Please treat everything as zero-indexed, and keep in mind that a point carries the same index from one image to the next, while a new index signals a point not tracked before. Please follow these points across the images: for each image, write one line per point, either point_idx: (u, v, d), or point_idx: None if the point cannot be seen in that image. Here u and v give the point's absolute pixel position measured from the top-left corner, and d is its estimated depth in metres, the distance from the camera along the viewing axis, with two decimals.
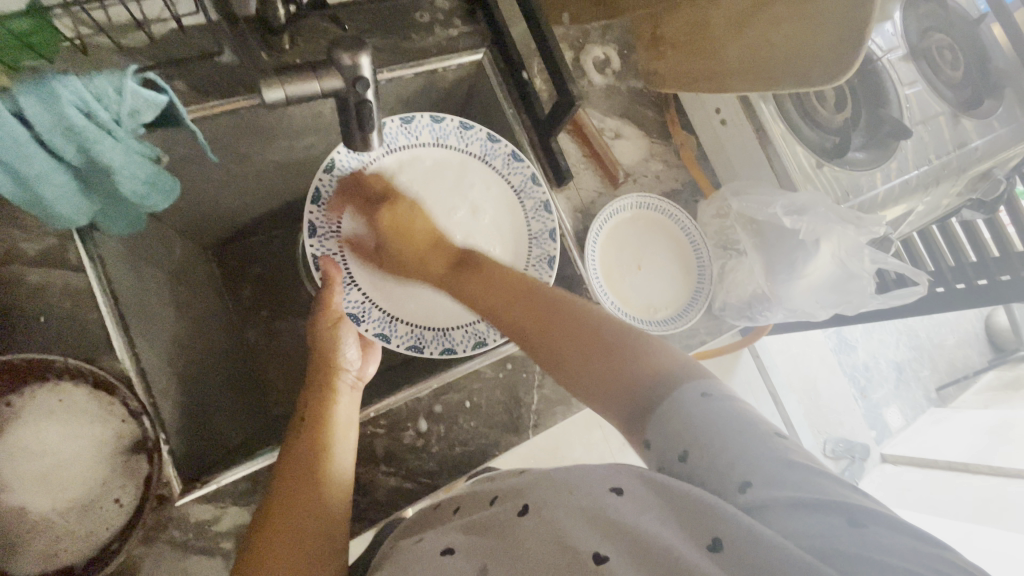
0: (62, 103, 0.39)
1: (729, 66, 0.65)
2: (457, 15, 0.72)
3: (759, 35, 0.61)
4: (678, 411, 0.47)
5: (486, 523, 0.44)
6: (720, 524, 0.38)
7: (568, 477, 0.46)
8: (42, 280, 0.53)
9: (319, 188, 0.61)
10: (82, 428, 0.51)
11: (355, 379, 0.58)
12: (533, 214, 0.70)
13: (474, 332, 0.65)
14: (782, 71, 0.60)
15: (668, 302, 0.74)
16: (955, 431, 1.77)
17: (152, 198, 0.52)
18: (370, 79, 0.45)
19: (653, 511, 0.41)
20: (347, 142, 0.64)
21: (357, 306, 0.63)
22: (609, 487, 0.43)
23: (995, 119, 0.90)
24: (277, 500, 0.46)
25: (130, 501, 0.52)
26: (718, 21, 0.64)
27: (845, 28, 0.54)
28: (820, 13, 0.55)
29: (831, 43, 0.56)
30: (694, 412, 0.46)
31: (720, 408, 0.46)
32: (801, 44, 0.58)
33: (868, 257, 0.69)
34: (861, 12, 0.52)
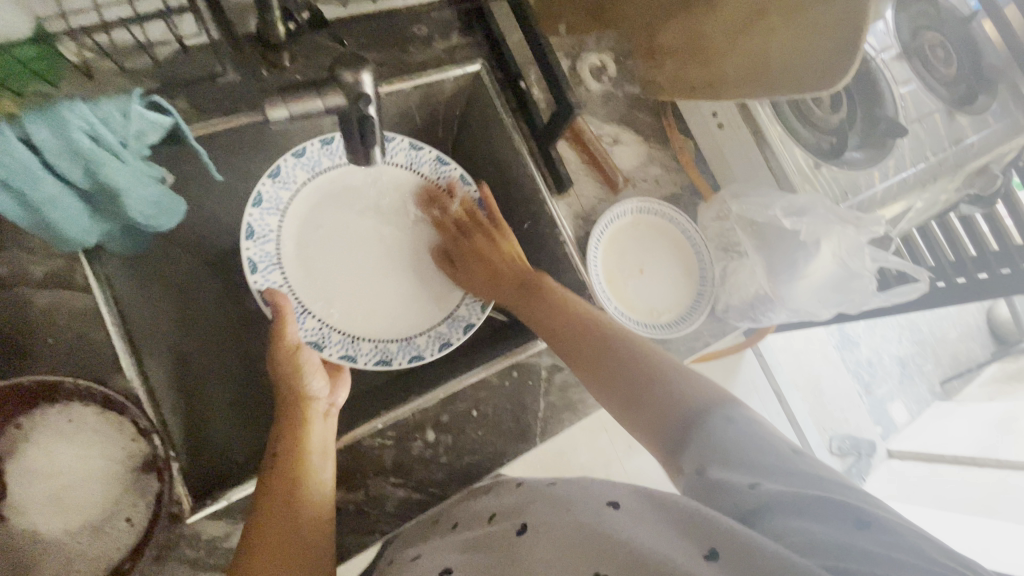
0: (69, 127, 0.40)
1: (724, 73, 0.66)
2: (454, 28, 0.73)
3: (751, 44, 0.62)
4: (704, 436, 0.48)
5: (477, 543, 0.45)
6: (719, 534, 0.38)
7: (568, 493, 0.47)
8: (51, 301, 0.54)
9: (252, 224, 0.63)
10: (93, 448, 0.52)
11: (325, 406, 0.57)
12: (473, 209, 0.75)
13: (436, 335, 0.70)
14: (777, 80, 0.61)
15: (670, 305, 0.74)
16: (960, 425, 1.77)
17: (157, 220, 0.52)
18: (371, 95, 0.45)
19: (651, 520, 0.42)
20: (271, 170, 0.64)
21: (317, 333, 0.66)
22: (605, 502, 0.45)
23: (989, 114, 0.91)
24: (253, 537, 0.45)
25: (142, 519, 0.52)
26: (711, 28, 0.64)
27: (838, 37, 0.55)
28: (816, 20, 0.56)
29: (824, 52, 0.56)
30: (720, 436, 0.47)
31: (739, 434, 0.46)
32: (795, 53, 0.59)
33: (869, 256, 0.69)
34: (854, 21, 0.53)
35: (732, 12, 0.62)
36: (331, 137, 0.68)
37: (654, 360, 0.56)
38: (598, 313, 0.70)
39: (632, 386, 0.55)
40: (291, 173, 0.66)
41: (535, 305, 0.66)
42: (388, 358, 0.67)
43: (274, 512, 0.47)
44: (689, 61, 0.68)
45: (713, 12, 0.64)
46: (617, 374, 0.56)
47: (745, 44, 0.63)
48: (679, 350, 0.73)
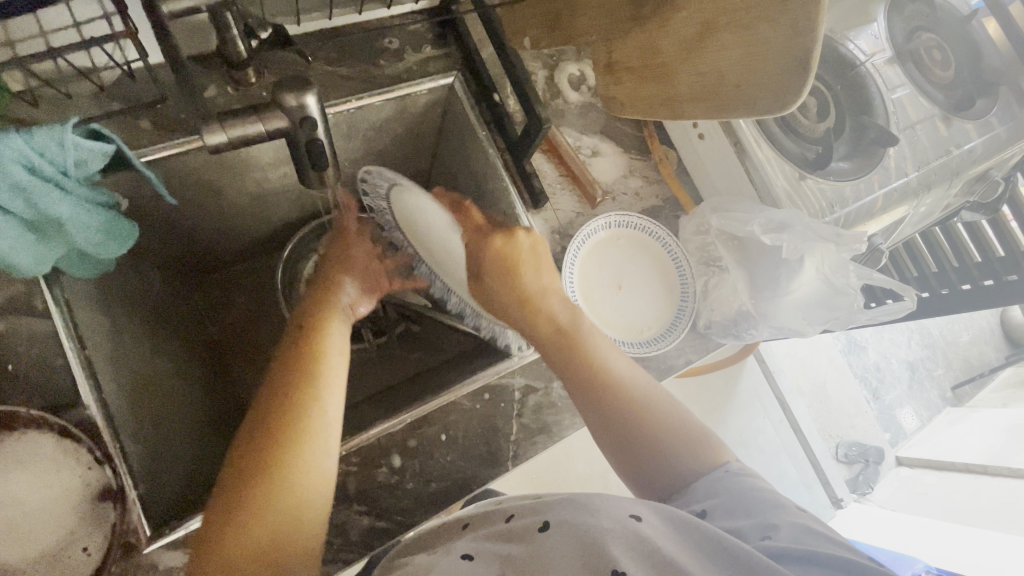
0: (3, 162, 0.39)
1: (681, 91, 0.64)
2: (427, 40, 0.71)
3: (707, 58, 0.60)
4: (716, 484, 0.51)
5: (502, 537, 0.44)
6: (745, 564, 0.39)
7: (590, 499, 0.45)
8: (8, 327, 0.53)
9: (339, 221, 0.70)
10: (48, 477, 0.51)
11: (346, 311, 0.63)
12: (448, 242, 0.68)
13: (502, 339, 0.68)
14: (733, 94, 0.59)
15: (651, 320, 0.72)
16: (970, 433, 1.72)
17: (109, 245, 0.51)
18: (316, 118, 0.44)
19: (683, 544, 0.41)
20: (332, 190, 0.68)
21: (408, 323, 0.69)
22: (629, 514, 0.43)
23: (989, 118, 0.87)
24: (254, 454, 0.45)
25: (98, 550, 0.51)
26: (668, 43, 0.63)
27: (789, 52, 0.53)
28: (765, 37, 0.55)
29: (776, 65, 0.54)
30: (725, 482, 0.50)
31: (743, 483, 0.50)
32: (753, 67, 0.56)
33: (853, 272, 0.67)
34: (804, 37, 0.52)
35: (684, 26, 0.61)
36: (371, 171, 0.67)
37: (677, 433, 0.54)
38: None
39: (626, 429, 0.53)
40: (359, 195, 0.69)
41: (550, 328, 0.58)
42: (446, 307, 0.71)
43: (251, 491, 0.43)
44: (649, 78, 0.66)
45: (666, 29, 0.63)
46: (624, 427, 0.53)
47: (701, 59, 0.61)
48: (660, 367, 0.70)
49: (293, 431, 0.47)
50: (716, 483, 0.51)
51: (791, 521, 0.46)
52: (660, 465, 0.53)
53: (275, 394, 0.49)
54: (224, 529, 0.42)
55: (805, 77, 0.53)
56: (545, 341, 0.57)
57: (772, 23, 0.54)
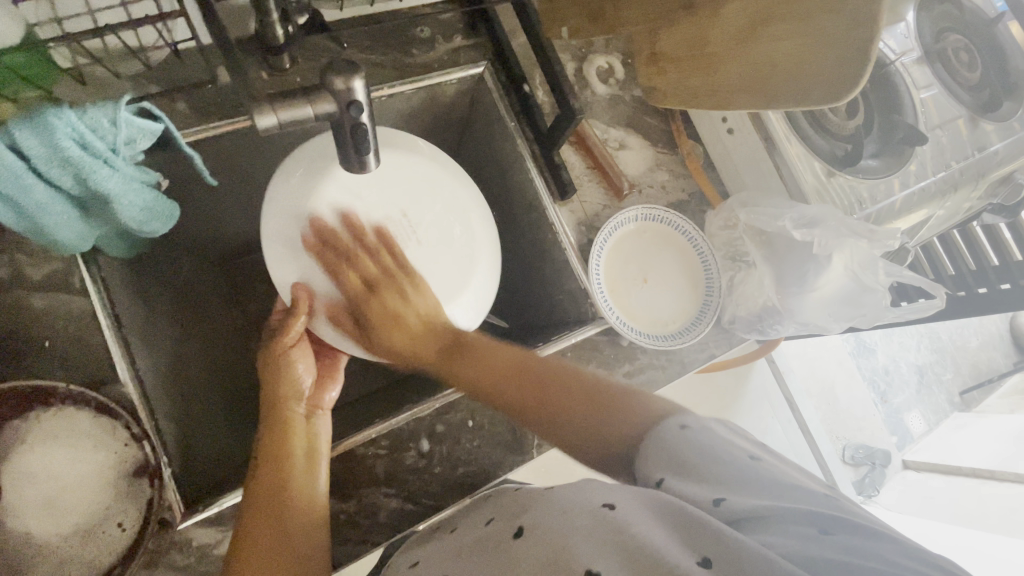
0: (57, 134, 0.39)
1: (728, 83, 0.64)
2: (458, 30, 0.72)
3: (760, 47, 0.60)
4: (662, 445, 0.45)
5: (474, 548, 0.44)
6: (706, 538, 0.37)
7: (562, 497, 0.45)
8: (47, 304, 0.53)
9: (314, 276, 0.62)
10: (85, 453, 0.51)
11: (309, 406, 0.57)
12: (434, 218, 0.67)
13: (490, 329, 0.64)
14: (783, 86, 0.59)
15: (675, 315, 0.72)
16: (978, 437, 1.72)
17: (151, 224, 0.52)
18: (362, 101, 0.44)
19: (651, 522, 0.39)
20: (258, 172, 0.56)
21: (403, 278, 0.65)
22: (602, 503, 0.41)
23: (1014, 121, 0.87)
24: (248, 511, 0.47)
25: (133, 525, 0.51)
26: (717, 35, 0.63)
27: (846, 41, 0.53)
28: (823, 28, 0.54)
29: (830, 55, 0.54)
30: (676, 441, 0.44)
31: (693, 442, 0.43)
32: (806, 57, 0.56)
33: (882, 270, 0.67)
34: (868, 25, 0.51)
35: (739, 17, 0.61)
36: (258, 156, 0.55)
37: (594, 393, 0.52)
38: (598, 323, 0.68)
39: (568, 396, 0.52)
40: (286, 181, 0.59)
41: (478, 363, 0.57)
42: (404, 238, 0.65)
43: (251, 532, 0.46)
44: (689, 69, 0.67)
45: (718, 20, 0.63)
46: (559, 402, 0.52)
47: (753, 48, 0.60)
48: (683, 361, 0.71)
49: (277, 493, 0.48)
50: (664, 444, 0.45)
51: (757, 471, 0.42)
52: (587, 412, 0.51)
53: (259, 468, 0.51)
54: None
55: (860, 72, 0.52)
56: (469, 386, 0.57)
57: (832, 14, 0.53)
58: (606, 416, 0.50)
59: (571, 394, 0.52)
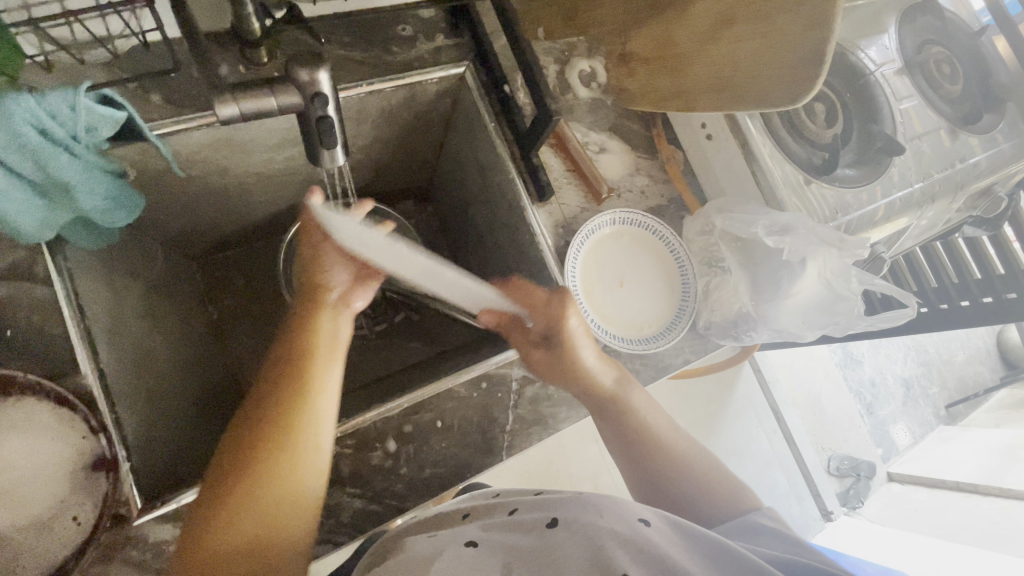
0: (14, 120, 0.39)
1: (695, 83, 0.65)
2: (440, 29, 0.72)
3: (724, 49, 0.61)
4: (741, 524, 0.54)
5: (508, 527, 0.46)
6: (742, 569, 0.41)
7: (604, 503, 0.46)
8: (8, 293, 0.53)
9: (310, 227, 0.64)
10: (43, 444, 0.50)
11: (333, 340, 0.58)
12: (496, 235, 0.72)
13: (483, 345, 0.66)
14: (744, 87, 0.60)
15: (652, 318, 0.72)
16: (963, 451, 1.73)
17: (111, 212, 0.51)
18: (328, 93, 0.44)
19: (680, 544, 0.43)
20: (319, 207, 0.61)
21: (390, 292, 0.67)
22: (636, 518, 0.44)
23: (995, 134, 0.88)
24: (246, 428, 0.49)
25: (87, 519, 0.51)
26: (686, 37, 0.64)
27: (798, 43, 0.55)
28: (784, 28, 0.55)
29: (783, 58, 0.56)
30: (748, 526, 0.54)
31: (763, 532, 0.52)
32: (763, 62, 0.58)
33: (855, 278, 0.67)
34: (818, 29, 0.53)
35: (704, 19, 0.62)
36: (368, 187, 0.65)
37: (692, 466, 0.60)
38: None
39: (645, 471, 0.61)
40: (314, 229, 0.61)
41: (597, 400, 0.63)
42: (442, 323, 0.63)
43: (251, 449, 0.48)
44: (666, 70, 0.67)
45: (686, 20, 0.64)
46: (658, 472, 0.60)
47: (717, 50, 0.62)
48: (658, 366, 0.70)
49: (277, 423, 0.49)
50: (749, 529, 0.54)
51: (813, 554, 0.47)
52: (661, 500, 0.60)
53: (269, 385, 0.52)
54: (205, 517, 0.44)
55: (818, 70, 0.54)
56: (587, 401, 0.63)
57: (789, 16, 0.55)
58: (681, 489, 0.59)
59: (664, 464, 0.61)
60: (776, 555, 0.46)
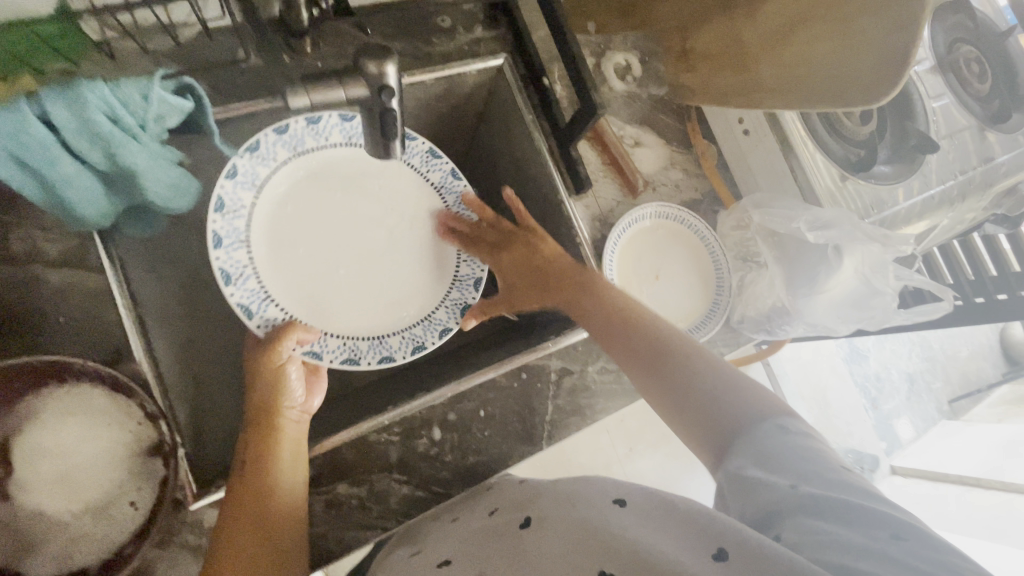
0: (87, 108, 0.39)
1: (760, 82, 0.65)
2: (479, 20, 0.72)
3: (794, 50, 0.61)
4: (766, 441, 0.49)
5: (484, 534, 0.46)
6: (725, 536, 0.39)
7: (571, 491, 0.48)
8: (64, 281, 0.53)
9: (222, 268, 0.56)
10: (99, 429, 0.51)
11: (300, 413, 0.56)
12: (427, 169, 0.71)
13: (410, 338, 0.67)
14: (814, 90, 0.60)
15: (685, 312, 0.72)
16: (967, 445, 1.75)
17: (173, 202, 0.52)
18: (394, 87, 0.44)
19: (653, 519, 0.42)
20: (229, 168, 0.56)
21: (345, 350, 0.63)
22: (609, 500, 0.45)
23: (1023, 133, 0.89)
24: (230, 516, 0.47)
25: (145, 504, 0.51)
26: (754, 35, 0.64)
27: (883, 50, 0.53)
28: (864, 30, 0.54)
29: (864, 61, 0.55)
30: (773, 439, 0.48)
31: (781, 443, 0.48)
32: (842, 67, 0.57)
33: (891, 273, 0.69)
34: (899, 33, 0.51)
35: (777, 17, 0.61)
36: (318, 117, 0.61)
37: (714, 371, 0.56)
38: None
39: (654, 352, 0.59)
40: (271, 149, 0.59)
41: (596, 286, 0.64)
42: (420, 343, 0.67)
43: (241, 522, 0.47)
44: (725, 66, 0.68)
45: (760, 17, 0.63)
46: (634, 350, 0.59)
47: (787, 51, 0.61)
48: None
49: (260, 505, 0.48)
50: (776, 443, 0.48)
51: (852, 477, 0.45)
52: (702, 423, 0.54)
53: (244, 472, 0.50)
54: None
55: (901, 72, 0.52)
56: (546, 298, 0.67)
57: (865, 20, 0.54)
58: (673, 368, 0.57)
59: (648, 341, 0.59)
60: (795, 492, 0.43)
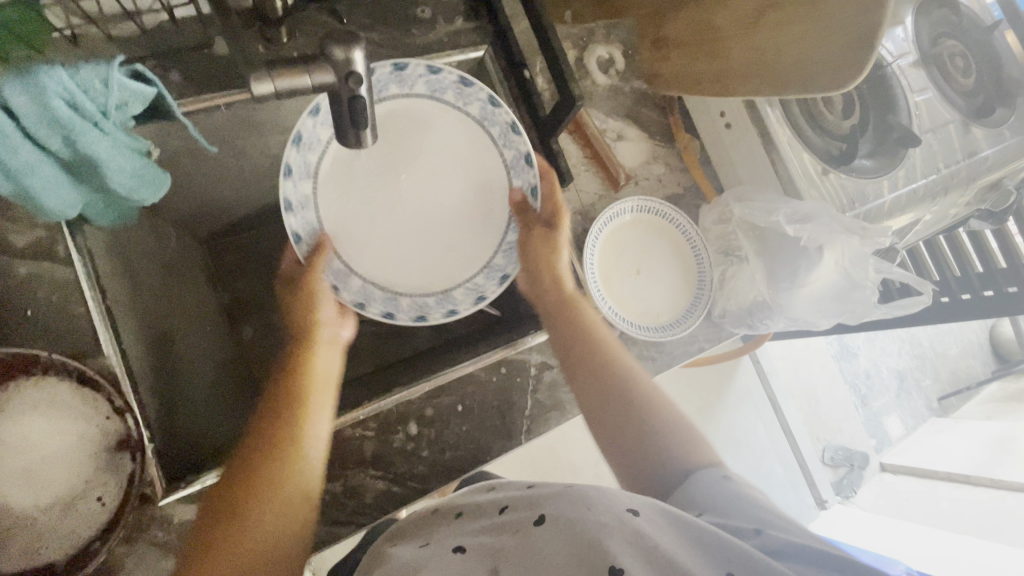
0: (47, 94, 0.38)
1: (733, 68, 0.65)
2: (459, 11, 0.71)
3: (766, 34, 0.60)
4: (701, 487, 0.54)
5: (496, 528, 0.46)
6: (734, 556, 0.40)
7: (586, 491, 0.45)
8: (32, 272, 0.52)
9: (287, 198, 0.58)
10: (66, 424, 0.50)
11: (330, 341, 0.60)
12: (502, 142, 0.64)
13: (416, 303, 0.63)
14: (790, 73, 0.60)
15: (667, 307, 0.72)
16: (955, 442, 1.76)
17: (138, 192, 0.51)
18: (363, 74, 0.43)
19: (670, 532, 0.42)
20: (294, 136, 0.56)
21: (361, 294, 0.63)
22: (624, 507, 0.44)
23: (1006, 128, 0.89)
24: (252, 448, 0.50)
25: (112, 500, 0.51)
26: (725, 19, 0.63)
27: (854, 30, 0.54)
28: (829, 16, 0.55)
29: (831, 42, 0.56)
30: (718, 489, 0.53)
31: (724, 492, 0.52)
32: (811, 51, 0.57)
33: (872, 267, 0.68)
34: (873, 14, 0.52)
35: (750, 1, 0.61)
36: (317, 107, 0.57)
37: (642, 422, 0.59)
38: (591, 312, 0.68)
39: (609, 418, 0.60)
40: (313, 135, 0.59)
41: (580, 335, 0.63)
42: (424, 313, 0.63)
43: (261, 455, 0.49)
44: (700, 54, 0.67)
45: (728, 3, 0.62)
46: (599, 413, 0.60)
47: (757, 36, 0.61)
48: (673, 353, 0.71)
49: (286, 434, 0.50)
50: (709, 493, 0.53)
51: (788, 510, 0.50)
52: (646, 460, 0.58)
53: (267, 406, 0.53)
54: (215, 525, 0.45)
55: (864, 57, 0.54)
56: (556, 330, 0.64)
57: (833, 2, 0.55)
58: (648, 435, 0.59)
59: (614, 407, 0.60)
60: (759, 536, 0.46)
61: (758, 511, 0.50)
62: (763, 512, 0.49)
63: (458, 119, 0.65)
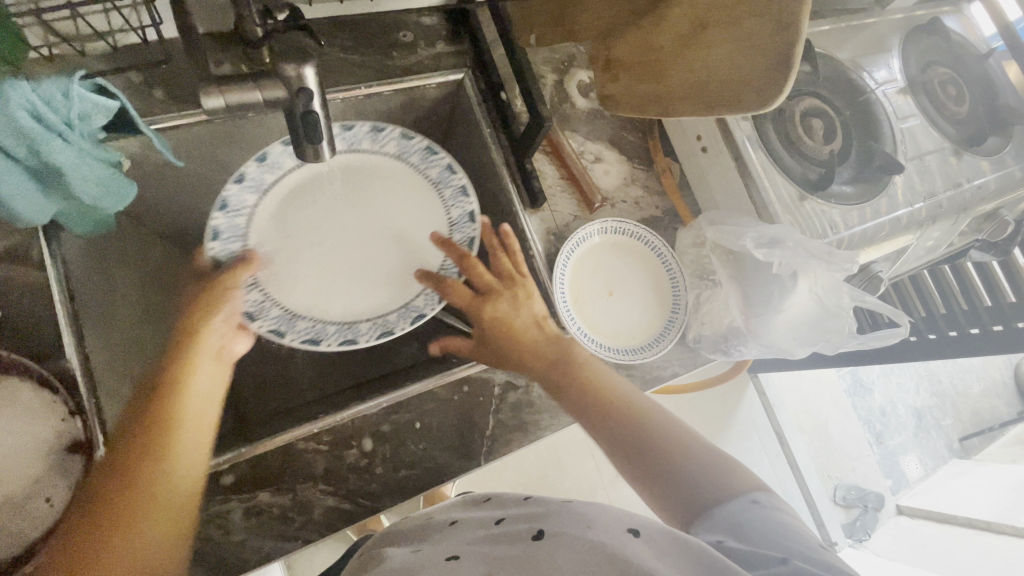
0: (10, 104, 0.41)
1: (673, 90, 0.65)
2: (441, 36, 0.73)
3: (702, 54, 0.61)
4: (734, 514, 0.49)
5: (493, 539, 0.43)
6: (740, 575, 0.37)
7: (586, 511, 0.44)
8: (6, 275, 0.54)
9: (226, 197, 0.61)
10: (24, 423, 0.51)
11: (222, 337, 0.56)
12: (427, 165, 0.70)
13: (380, 323, 0.63)
14: (721, 94, 0.61)
15: (638, 332, 0.70)
16: (977, 486, 1.66)
17: (105, 201, 0.53)
18: (314, 91, 0.45)
19: (670, 553, 0.39)
20: (237, 173, 0.62)
21: (310, 331, 0.61)
22: (625, 527, 0.41)
23: (1003, 156, 0.86)
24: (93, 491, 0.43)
25: (61, 501, 0.51)
26: (666, 39, 0.64)
27: (774, 45, 0.55)
28: (754, 34, 0.56)
29: (758, 64, 0.56)
30: (746, 515, 0.49)
31: (765, 517, 0.49)
32: (741, 73, 0.58)
33: (846, 294, 0.67)
34: (788, 30, 0.54)
35: (682, 22, 0.62)
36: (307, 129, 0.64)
37: (672, 449, 0.54)
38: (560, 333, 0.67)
39: (635, 432, 0.55)
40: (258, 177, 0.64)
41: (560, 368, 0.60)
42: (387, 329, 0.62)
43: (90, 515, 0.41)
44: (648, 76, 0.67)
45: (665, 25, 0.64)
46: (622, 432, 0.55)
47: (694, 56, 0.62)
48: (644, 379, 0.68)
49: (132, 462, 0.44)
50: (742, 515, 0.49)
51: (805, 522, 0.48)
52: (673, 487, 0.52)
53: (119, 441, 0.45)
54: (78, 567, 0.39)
55: (786, 77, 0.55)
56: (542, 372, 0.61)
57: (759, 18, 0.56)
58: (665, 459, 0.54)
59: (637, 428, 0.55)
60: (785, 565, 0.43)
61: (787, 539, 0.46)
62: (794, 542, 0.46)
63: (381, 159, 0.70)
